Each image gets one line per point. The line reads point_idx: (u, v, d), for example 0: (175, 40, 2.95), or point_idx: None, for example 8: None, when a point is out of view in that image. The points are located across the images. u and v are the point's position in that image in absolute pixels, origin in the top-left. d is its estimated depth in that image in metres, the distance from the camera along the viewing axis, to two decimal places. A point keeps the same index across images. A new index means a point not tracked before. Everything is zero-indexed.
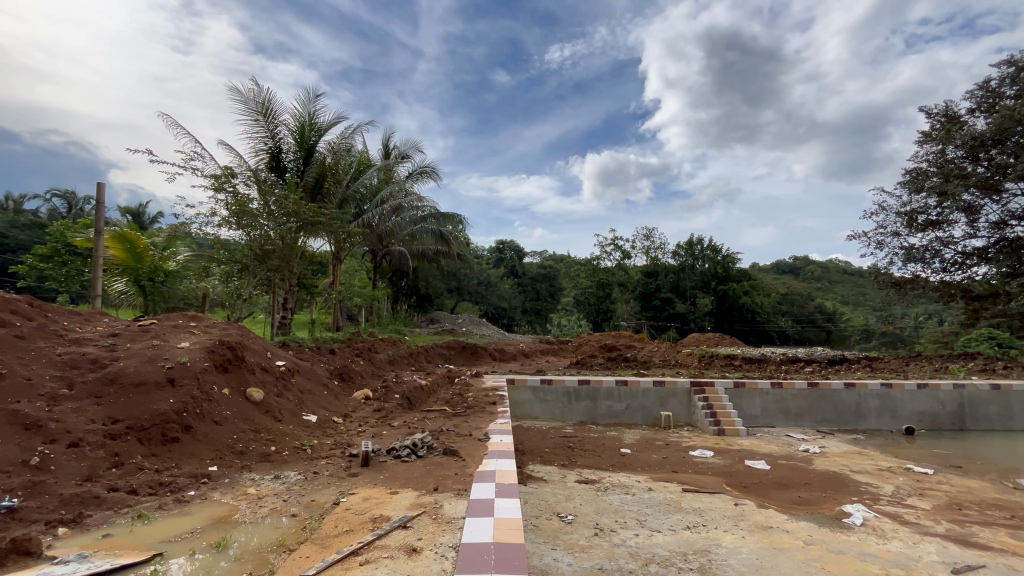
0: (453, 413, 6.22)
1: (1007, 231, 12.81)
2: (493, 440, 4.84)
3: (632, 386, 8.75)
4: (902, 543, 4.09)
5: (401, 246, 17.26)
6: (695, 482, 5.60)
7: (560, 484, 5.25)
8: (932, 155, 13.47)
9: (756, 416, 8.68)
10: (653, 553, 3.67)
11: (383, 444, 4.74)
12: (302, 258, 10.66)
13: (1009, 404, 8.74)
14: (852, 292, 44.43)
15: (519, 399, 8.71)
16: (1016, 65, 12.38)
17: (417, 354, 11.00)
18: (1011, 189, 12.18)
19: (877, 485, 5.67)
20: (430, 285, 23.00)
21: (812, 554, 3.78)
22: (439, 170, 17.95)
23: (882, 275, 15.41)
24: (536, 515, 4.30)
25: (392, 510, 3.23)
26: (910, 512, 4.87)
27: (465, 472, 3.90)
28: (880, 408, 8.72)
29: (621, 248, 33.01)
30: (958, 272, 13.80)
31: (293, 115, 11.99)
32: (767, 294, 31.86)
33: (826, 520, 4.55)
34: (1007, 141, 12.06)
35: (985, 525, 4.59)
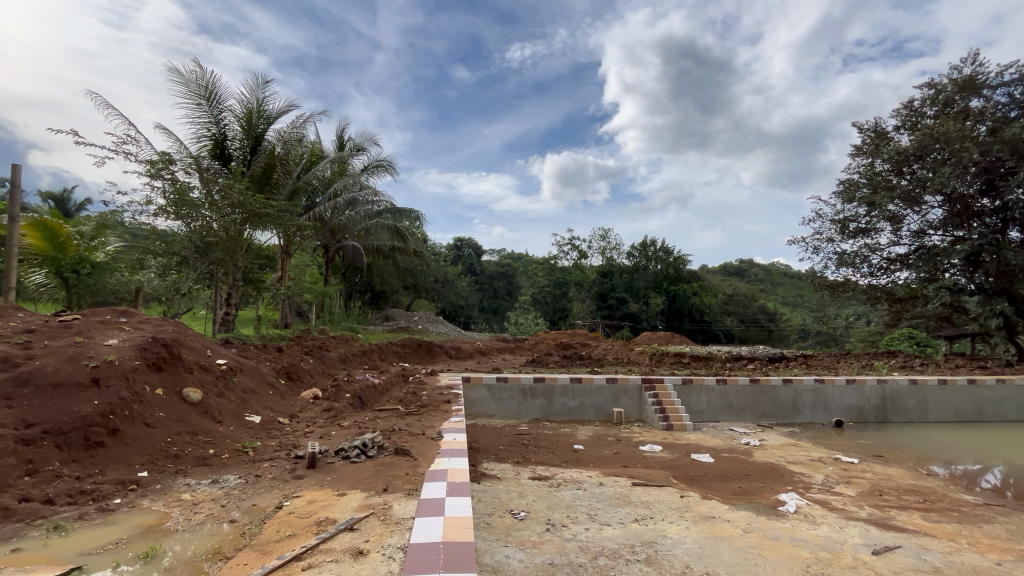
0: (406, 413, 6.10)
1: (925, 239, 14.00)
2: (446, 439, 4.80)
3: (586, 383, 8.91)
4: (830, 527, 4.40)
5: (356, 242, 16.82)
6: (644, 476, 5.77)
7: (514, 481, 5.27)
8: (863, 167, 14.52)
9: (702, 411, 9.06)
10: (602, 546, 3.76)
11: (331, 445, 4.60)
12: (248, 251, 10.16)
13: (925, 398, 9.55)
14: (791, 294, 47.35)
15: (475, 397, 8.70)
16: (935, 88, 13.55)
17: (370, 352, 10.74)
18: (929, 201, 13.32)
19: (810, 474, 6.06)
20: (386, 282, 22.56)
21: (751, 541, 3.98)
22: (396, 165, 17.60)
23: (818, 278, 16.46)
24: (489, 513, 4.29)
25: (339, 512, 3.14)
26: (838, 499, 5.23)
27: (417, 472, 3.84)
28: (814, 402, 9.31)
29: (578, 248, 33.75)
30: (882, 276, 14.95)
31: (239, 101, 11.42)
32: (715, 295, 33.44)
33: (763, 509, 4.80)
34: (927, 157, 13.10)
35: (902, 509, 5.00)
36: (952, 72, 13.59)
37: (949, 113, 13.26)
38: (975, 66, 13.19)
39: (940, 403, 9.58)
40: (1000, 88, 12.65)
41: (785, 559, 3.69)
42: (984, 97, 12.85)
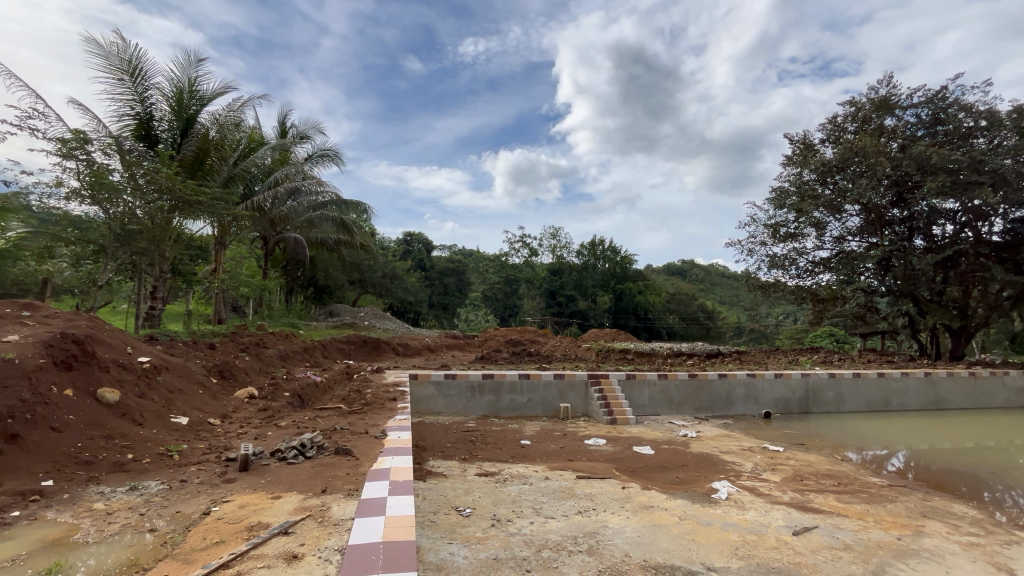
0: (348, 412, 5.92)
1: (844, 245, 15.19)
2: (390, 438, 4.71)
3: (534, 379, 9.01)
4: (757, 512, 4.71)
5: (298, 234, 16.08)
6: (588, 469, 5.92)
7: (460, 478, 5.25)
8: (793, 176, 15.58)
9: (644, 405, 9.41)
10: (546, 539, 3.82)
11: (267, 446, 4.39)
12: (177, 241, 9.47)
13: (842, 390, 10.41)
14: (728, 293, 50.26)
15: (422, 395, 8.58)
16: (855, 105, 14.76)
17: (312, 349, 10.34)
18: (849, 210, 14.49)
19: (741, 463, 6.45)
20: (331, 277, 21.77)
21: (685, 528, 4.19)
22: (342, 155, 16.98)
23: (752, 278, 17.49)
24: (434, 511, 4.25)
25: (272, 516, 3.00)
26: (765, 486, 5.59)
27: (358, 471, 3.74)
28: (746, 395, 9.91)
29: (529, 246, 34.14)
30: (808, 278, 16.12)
31: (168, 79, 10.61)
32: (658, 294, 34.98)
33: (698, 497, 5.06)
34: (847, 170, 14.06)
35: (819, 492, 5.44)
36: (870, 92, 14.84)
37: (867, 129, 14.46)
38: (888, 87, 14.46)
39: (854, 395, 10.48)
40: (909, 109, 13.95)
41: (716, 544, 3.90)
42: (897, 116, 14.12)
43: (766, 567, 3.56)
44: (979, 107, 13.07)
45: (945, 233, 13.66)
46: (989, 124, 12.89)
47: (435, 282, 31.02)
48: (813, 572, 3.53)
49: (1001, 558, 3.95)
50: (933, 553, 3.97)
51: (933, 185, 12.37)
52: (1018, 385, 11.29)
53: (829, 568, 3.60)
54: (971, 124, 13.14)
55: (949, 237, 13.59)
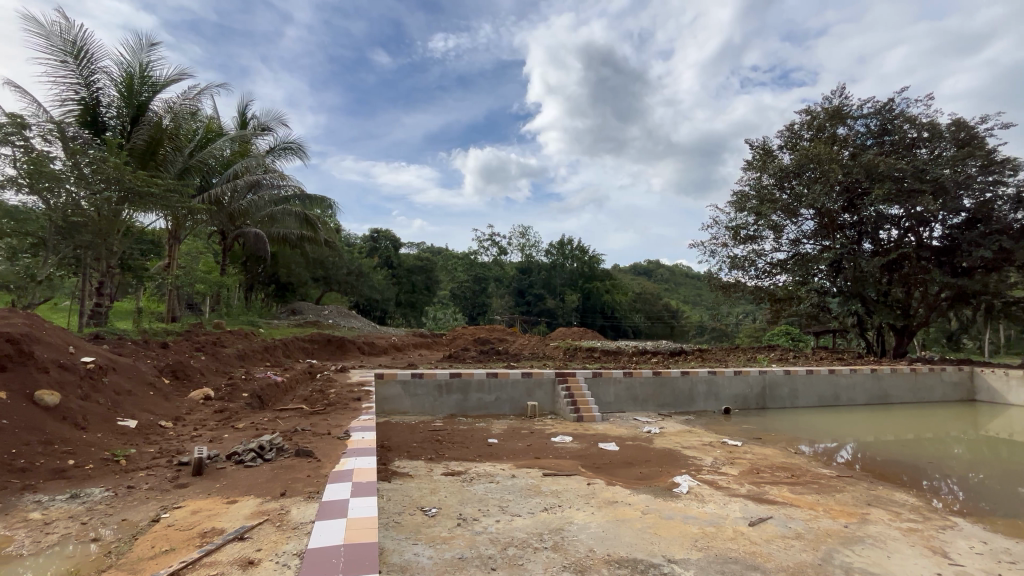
0: (310, 412, 5.77)
1: (800, 248, 15.85)
2: (353, 438, 4.62)
3: (501, 378, 9.02)
4: (715, 504, 4.87)
5: (258, 229, 15.53)
6: (554, 466, 5.97)
7: (426, 478, 5.20)
8: (753, 180, 16.16)
9: (610, 403, 9.58)
10: (511, 536, 3.84)
11: (222, 449, 4.22)
12: (126, 235, 8.98)
13: (796, 386, 10.89)
14: (691, 293, 51.87)
15: (388, 394, 8.45)
16: (811, 114, 15.44)
17: (273, 348, 10.01)
18: (804, 214, 15.15)
19: (701, 458, 6.66)
20: (294, 273, 21.19)
21: (648, 522, 4.29)
22: (305, 148, 16.50)
23: (714, 278, 18.05)
24: (399, 512, 4.19)
25: (227, 522, 2.89)
26: (724, 479, 5.78)
27: (320, 473, 3.65)
28: (707, 392, 10.23)
29: (498, 244, 34.21)
30: (765, 278, 16.77)
31: (118, 63, 10.06)
32: (624, 294, 35.84)
33: (660, 492, 5.19)
34: (803, 175, 14.67)
35: (774, 484, 5.67)
36: (824, 101, 15.55)
37: (821, 137, 15.16)
38: (841, 97, 15.20)
39: (807, 390, 10.97)
40: (860, 119, 14.71)
41: (676, 537, 4.01)
42: (848, 125, 14.87)
43: (723, 557, 3.69)
44: (922, 119, 13.92)
45: (890, 237, 14.48)
46: (931, 135, 13.73)
47: (402, 280, 30.59)
48: (766, 560, 3.67)
49: (936, 542, 4.22)
50: (877, 539, 4.21)
51: (880, 191, 13.10)
52: (954, 380, 12.09)
53: (782, 557, 3.76)
54: (915, 135, 13.97)
55: (894, 241, 14.42)
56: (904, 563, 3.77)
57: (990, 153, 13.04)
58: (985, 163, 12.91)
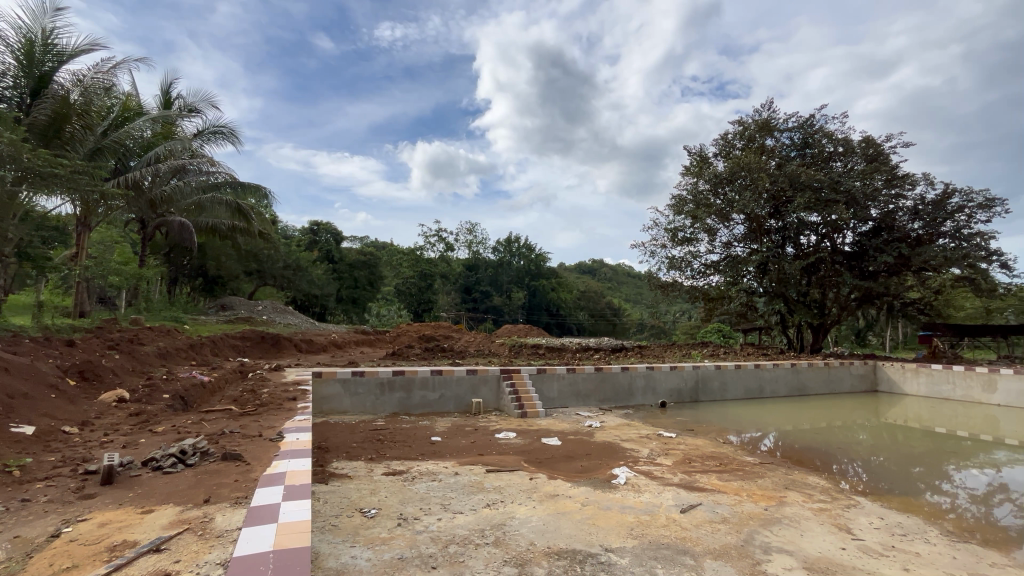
0: (240, 413, 5.44)
1: (731, 250, 16.86)
2: (287, 440, 4.40)
3: (446, 375, 8.94)
4: (650, 493, 5.10)
5: (184, 218, 14.41)
6: (497, 463, 6.00)
7: (366, 479, 5.05)
8: (689, 185, 17.00)
9: (554, 398, 9.76)
10: (453, 534, 3.82)
11: (137, 455, 3.88)
12: (23, 220, 8.05)
13: (725, 380, 11.59)
14: (632, 291, 54.01)
15: (326, 393, 8.15)
16: (742, 125, 16.47)
17: (199, 346, 9.35)
18: (735, 219, 16.12)
19: (639, 449, 6.95)
20: (224, 266, 19.95)
21: (587, 513, 4.42)
22: (238, 133, 15.48)
23: (653, 278, 18.83)
24: (336, 514, 4.05)
25: (142, 533, 2.67)
26: (658, 469, 6.06)
27: (249, 478, 3.46)
28: (645, 386, 10.67)
29: (445, 240, 33.90)
30: (700, 279, 17.70)
31: (15, 28, 8.99)
32: (569, 292, 36.86)
33: (599, 484, 5.35)
34: (735, 182, 15.55)
35: (704, 472, 6.03)
36: (754, 114, 16.63)
37: (751, 147, 16.20)
38: (769, 111, 16.30)
39: (736, 383, 11.72)
40: (785, 132, 15.87)
41: (613, 526, 4.15)
42: (775, 137, 16.00)
43: (657, 544, 3.86)
44: (838, 135, 15.21)
45: (810, 242, 15.72)
46: (845, 150, 15.04)
47: (344, 275, 29.50)
48: (695, 544, 3.89)
49: (841, 520, 4.66)
50: (791, 519, 4.59)
51: (802, 200, 14.19)
52: (860, 372, 13.36)
53: (709, 540, 4.00)
54: (832, 149, 15.24)
55: (812, 246, 15.68)
56: (814, 539, 4.12)
57: (893, 169, 14.52)
58: (889, 177, 14.33)
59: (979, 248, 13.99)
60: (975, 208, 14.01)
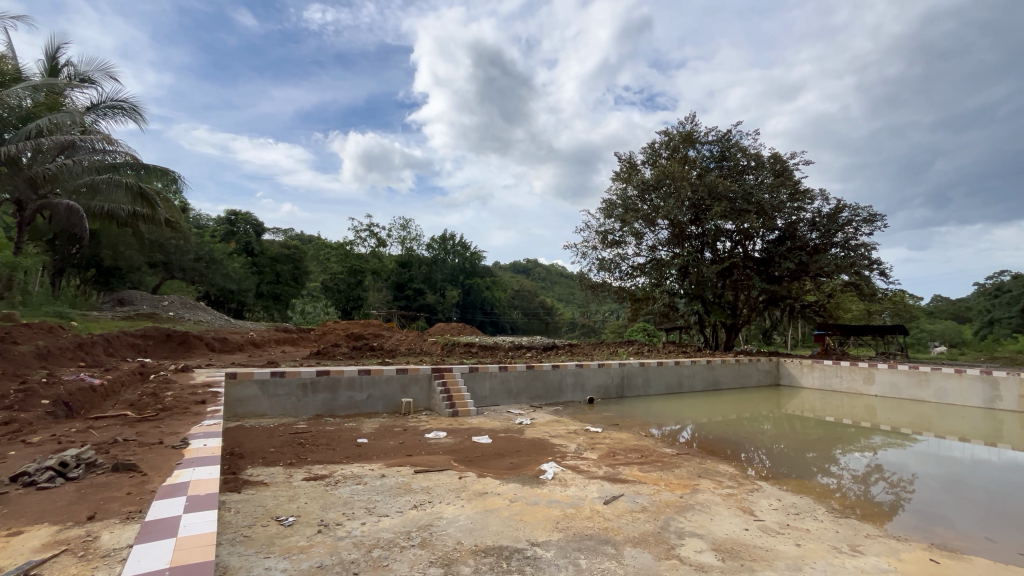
0: (136, 419, 4.92)
1: (656, 253, 17.75)
2: (192, 446, 4.06)
3: (375, 375, 8.66)
4: (577, 487, 5.27)
5: (72, 201, 12.77)
6: (426, 463, 5.91)
7: (284, 485, 4.77)
8: (619, 190, 17.75)
9: (485, 396, 9.79)
10: (378, 538, 3.71)
11: (4, 470, 3.39)
12: None
13: (649, 376, 12.23)
14: (565, 291, 55.47)
15: (242, 396, 7.63)
16: (668, 135, 17.46)
17: (90, 345, 8.36)
18: (660, 224, 17.04)
19: (567, 445, 7.15)
20: (122, 257, 18.01)
21: (515, 509, 4.47)
22: (141, 110, 13.99)
23: (584, 278, 19.44)
24: (248, 525, 3.79)
25: (6, 558, 2.34)
26: (585, 463, 6.26)
27: (145, 490, 3.14)
28: (574, 383, 11.00)
29: (377, 236, 32.98)
30: (627, 279, 18.50)
31: None
32: (504, 291, 37.17)
33: (528, 479, 5.44)
34: (660, 189, 16.42)
35: (627, 464, 6.32)
36: (679, 125, 17.68)
37: (676, 156, 17.23)
38: (692, 124, 17.41)
39: (658, 379, 12.41)
40: (705, 144, 17.04)
41: (540, 521, 4.23)
42: (697, 149, 17.14)
43: (581, 535, 3.99)
44: (751, 150, 16.57)
45: (725, 248, 16.97)
46: (756, 165, 16.42)
47: (264, 269, 27.84)
48: (616, 533, 4.07)
49: (746, 503, 5.08)
50: (703, 505, 4.93)
51: (719, 209, 15.28)
52: (765, 368, 14.64)
53: (629, 529, 4.19)
54: (746, 163, 16.58)
55: (727, 252, 16.95)
56: (722, 523, 4.46)
57: (796, 184, 16.05)
58: (792, 191, 15.82)
59: (864, 257, 15.82)
60: (860, 222, 15.83)
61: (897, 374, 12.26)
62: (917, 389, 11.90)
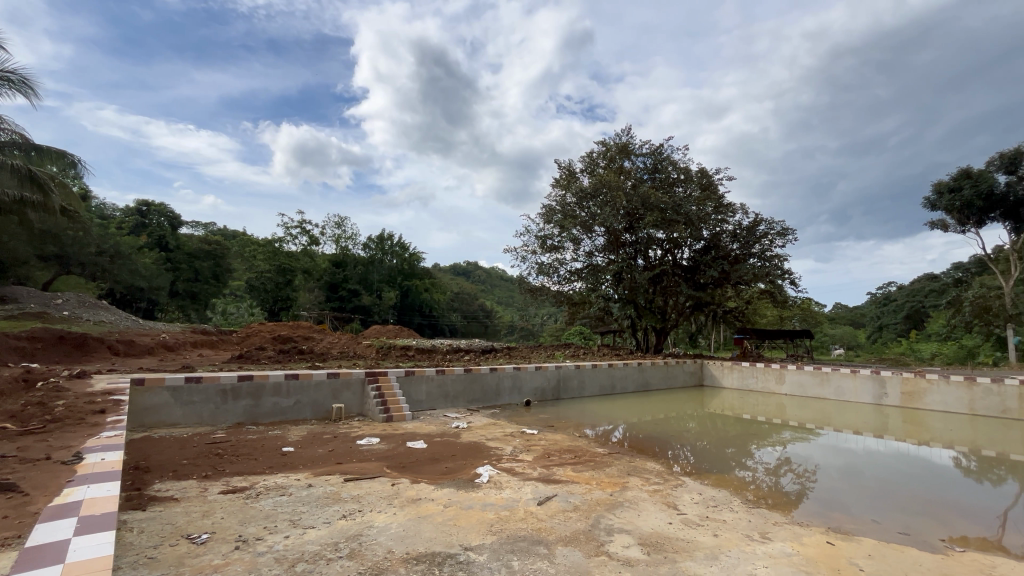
0: (18, 433, 4.34)
1: (592, 259, 18.30)
2: (87, 462, 3.64)
3: (303, 380, 8.23)
4: (511, 489, 5.31)
5: None
6: (358, 470, 5.71)
7: (197, 500, 4.41)
8: (558, 197, 18.18)
9: (421, 400, 9.63)
10: (302, 551, 3.53)
11: None
12: None
13: (584, 378, 12.59)
14: (504, 294, 55.91)
15: (149, 404, 6.97)
16: (605, 146, 18.16)
17: None
18: (597, 231, 17.63)
19: (502, 447, 7.19)
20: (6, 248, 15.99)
21: (448, 514, 4.43)
22: (33, 82, 12.45)
23: (523, 282, 19.71)
24: (154, 546, 3.46)
25: None
26: (520, 465, 6.32)
27: (26, 513, 2.78)
28: (511, 386, 11.09)
29: (308, 233, 31.50)
30: (565, 284, 18.92)
31: None
32: (443, 293, 36.78)
33: (463, 484, 5.41)
34: (596, 197, 16.99)
35: (561, 465, 6.47)
36: (615, 136, 18.45)
37: (612, 166, 17.92)
38: (627, 136, 18.23)
39: (592, 381, 12.81)
40: (639, 156, 17.91)
41: (473, 525, 4.22)
42: (632, 160, 17.96)
43: (514, 537, 4.02)
44: (681, 164, 17.62)
45: (656, 256, 17.88)
46: (685, 178, 17.47)
47: (180, 266, 25.78)
48: (549, 533, 4.14)
49: (671, 498, 5.37)
50: (631, 501, 5.15)
51: (651, 219, 16.08)
52: (690, 370, 15.58)
53: (561, 528, 4.29)
54: (676, 176, 17.59)
55: (658, 259, 17.86)
56: (648, 518, 4.68)
57: (720, 198, 17.22)
58: (717, 205, 16.95)
59: (778, 268, 17.25)
60: (775, 235, 17.27)
61: (804, 375, 13.48)
62: (819, 387, 13.14)
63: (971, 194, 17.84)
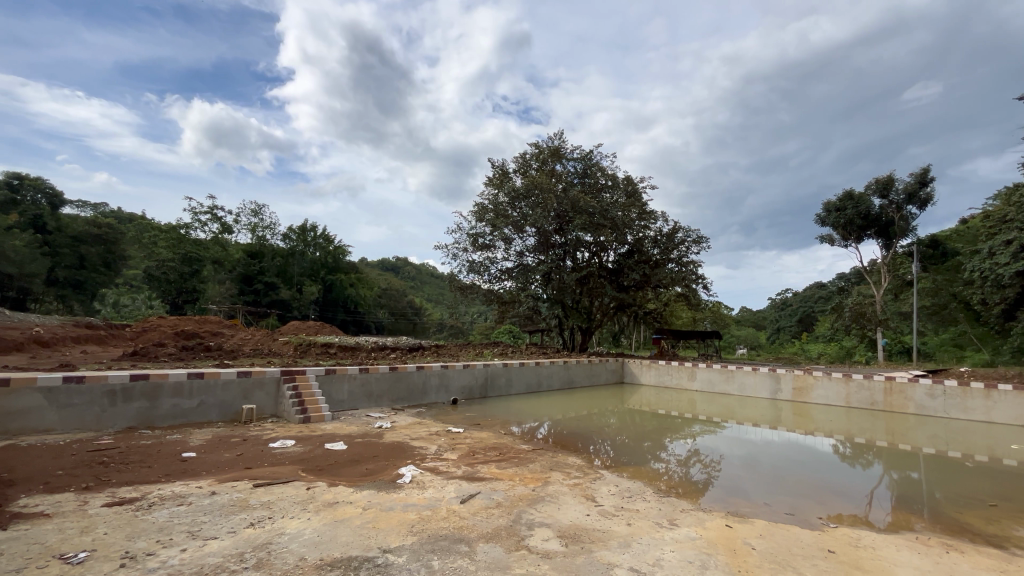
0: None
1: (523, 259, 18.57)
2: None
3: (209, 379, 7.58)
4: (434, 488, 5.25)
5: None
6: (269, 475, 5.36)
7: (74, 516, 3.91)
8: (491, 196, 18.28)
9: (342, 400, 9.24)
10: (202, 564, 3.26)
11: None
12: None
13: (511, 376, 12.75)
14: (435, 291, 55.24)
15: (16, 408, 6.07)
16: (538, 148, 18.54)
17: None
18: (528, 231, 17.93)
19: (427, 447, 7.09)
20: None
21: (367, 517, 4.29)
22: None
23: (454, 279, 19.58)
24: (16, 570, 3.02)
25: None
26: (444, 464, 6.28)
27: None
28: (438, 384, 10.97)
29: (220, 220, 29.07)
30: (496, 282, 19.02)
31: None
32: (370, 288, 35.63)
33: (384, 485, 5.26)
34: (529, 198, 17.23)
35: (485, 462, 6.51)
36: (548, 140, 18.90)
37: (544, 169, 18.32)
38: (559, 140, 18.73)
39: (519, 379, 13.01)
40: (570, 161, 18.46)
41: (394, 526, 4.13)
42: (563, 164, 18.47)
43: (435, 537, 3.98)
44: (609, 171, 18.39)
45: (584, 258, 18.51)
46: (613, 184, 18.27)
47: (60, 251, 22.70)
48: (470, 531, 4.15)
49: (589, 490, 5.60)
50: (552, 496, 5.30)
51: (579, 222, 16.64)
52: (612, 367, 16.32)
53: (483, 525, 4.31)
54: (604, 181, 18.32)
55: (586, 261, 18.53)
56: (567, 510, 4.84)
57: (643, 205, 18.16)
58: (641, 211, 17.84)
59: (693, 273, 18.52)
60: (691, 242, 18.51)
61: (712, 372, 14.62)
62: (725, 383, 14.32)
63: (853, 213, 20.33)
